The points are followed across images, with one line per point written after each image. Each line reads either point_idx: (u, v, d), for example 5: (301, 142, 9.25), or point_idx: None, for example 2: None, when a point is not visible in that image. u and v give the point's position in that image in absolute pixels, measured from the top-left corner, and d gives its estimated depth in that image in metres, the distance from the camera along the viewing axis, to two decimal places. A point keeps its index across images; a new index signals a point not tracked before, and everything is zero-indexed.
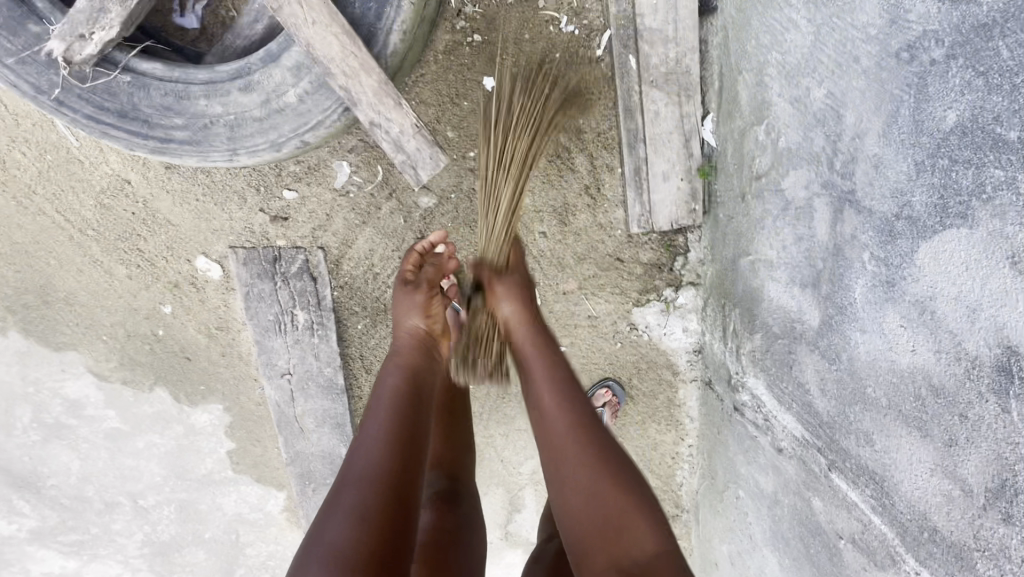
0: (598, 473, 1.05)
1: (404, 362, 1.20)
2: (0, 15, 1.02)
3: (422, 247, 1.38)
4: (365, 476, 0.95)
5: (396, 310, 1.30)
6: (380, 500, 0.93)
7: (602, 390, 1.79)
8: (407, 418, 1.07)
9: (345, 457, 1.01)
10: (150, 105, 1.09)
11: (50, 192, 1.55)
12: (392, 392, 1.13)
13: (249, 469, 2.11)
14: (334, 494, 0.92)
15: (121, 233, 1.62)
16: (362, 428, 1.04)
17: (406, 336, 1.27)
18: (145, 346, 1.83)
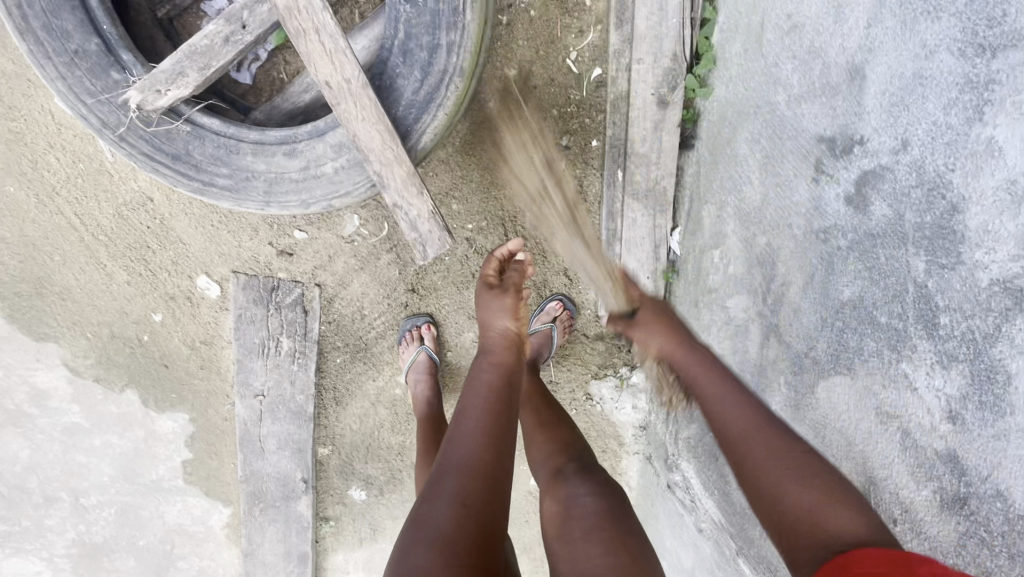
0: (789, 459, 0.92)
1: (497, 361, 1.22)
2: (87, 60, 1.16)
3: (502, 253, 1.41)
4: (465, 464, 0.98)
5: (480, 315, 1.31)
6: (479, 485, 0.95)
7: (554, 305, 1.82)
8: (501, 414, 1.09)
9: (444, 450, 1.03)
10: (202, 153, 1.25)
11: (73, 196, 1.66)
12: (485, 387, 1.14)
13: (200, 481, 2.15)
14: (437, 483, 0.95)
15: (131, 243, 1.72)
16: (458, 425, 1.06)
17: (496, 337, 1.28)
18: (126, 349, 1.90)
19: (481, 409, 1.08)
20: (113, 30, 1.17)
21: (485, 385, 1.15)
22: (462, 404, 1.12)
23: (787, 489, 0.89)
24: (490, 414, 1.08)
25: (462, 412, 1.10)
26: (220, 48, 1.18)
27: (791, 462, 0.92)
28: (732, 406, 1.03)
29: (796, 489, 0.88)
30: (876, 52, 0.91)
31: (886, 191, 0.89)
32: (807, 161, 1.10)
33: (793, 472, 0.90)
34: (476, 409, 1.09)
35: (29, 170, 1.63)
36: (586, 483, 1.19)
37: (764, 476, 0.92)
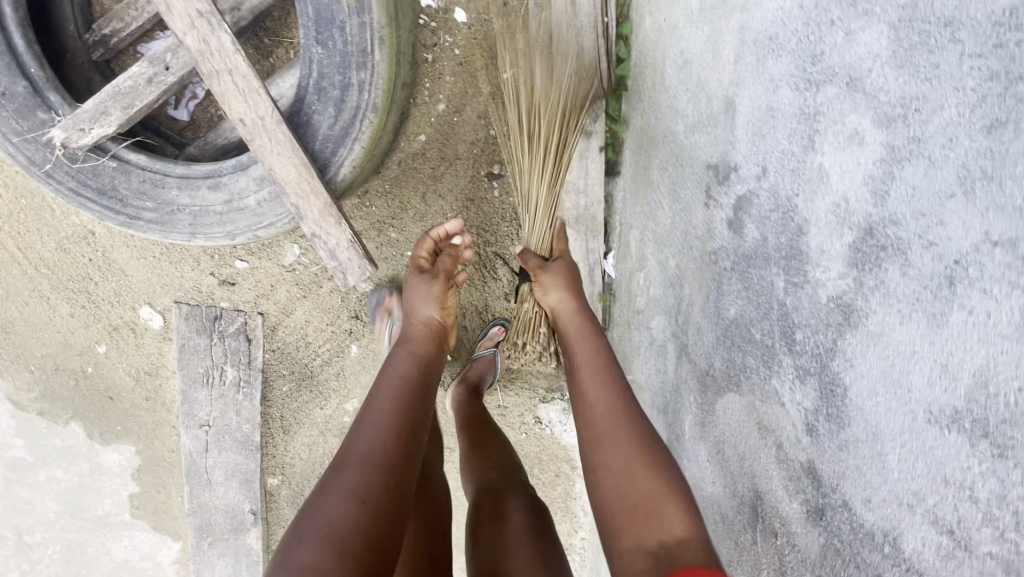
0: (642, 452, 1.02)
1: (416, 351, 1.33)
2: (13, 101, 1.21)
3: (435, 235, 1.54)
4: (366, 458, 1.02)
5: (410, 297, 1.45)
6: (377, 482, 1.00)
7: (496, 329, 1.80)
8: (410, 412, 1.14)
9: (350, 439, 1.06)
10: (127, 188, 1.29)
11: (15, 230, 1.69)
12: (400, 385, 1.19)
13: (148, 515, 2.12)
14: (337, 472, 0.99)
15: (74, 275, 1.75)
16: (367, 418, 1.10)
17: (419, 322, 1.41)
18: (70, 382, 1.90)
19: (393, 405, 1.13)
20: (39, 72, 1.22)
21: (401, 383, 1.20)
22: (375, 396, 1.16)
23: (608, 493, 1.00)
24: (400, 409, 1.13)
25: (374, 405, 1.13)
26: (143, 88, 1.23)
27: (638, 465, 1.00)
28: (606, 403, 1.13)
29: (628, 482, 0.99)
30: (742, 86, 0.97)
31: (755, 214, 0.94)
32: (701, 187, 1.15)
33: (627, 471, 1.01)
34: (387, 405, 1.13)
35: None
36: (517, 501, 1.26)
37: (602, 460, 1.04)
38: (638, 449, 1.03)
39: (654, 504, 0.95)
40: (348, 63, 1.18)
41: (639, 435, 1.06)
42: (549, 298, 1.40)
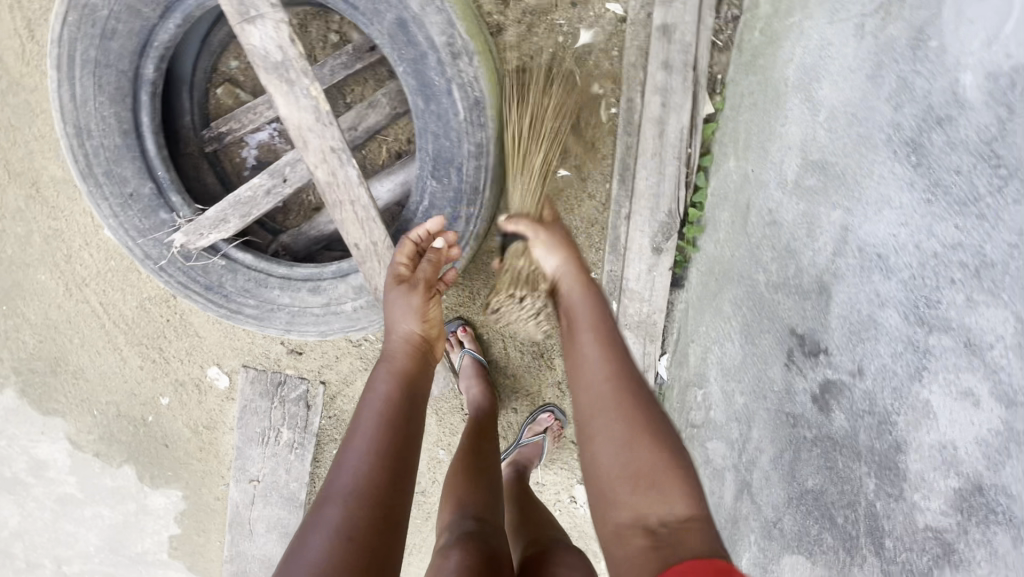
0: (633, 413, 0.94)
1: (394, 371, 1.11)
2: (138, 200, 1.28)
3: (418, 236, 1.22)
4: (351, 491, 0.91)
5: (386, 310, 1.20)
6: (366, 515, 0.89)
7: (544, 415, 1.87)
8: (397, 432, 1.01)
9: (332, 470, 0.96)
10: (233, 285, 1.36)
11: (100, 287, 1.75)
12: (384, 400, 1.05)
13: (185, 556, 2.16)
14: (318, 512, 0.88)
15: (149, 332, 1.81)
16: (349, 444, 0.98)
17: (398, 339, 1.16)
18: (130, 428, 1.96)
19: (379, 427, 1.00)
20: (167, 176, 1.29)
21: (384, 398, 1.05)
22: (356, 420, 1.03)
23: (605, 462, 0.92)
24: (386, 432, 1.00)
25: (360, 426, 1.01)
26: (261, 198, 1.30)
27: (631, 427, 0.93)
28: (598, 369, 1.01)
29: (619, 450, 0.91)
30: (840, 280, 1.05)
31: (846, 405, 1.01)
32: (782, 346, 1.22)
33: (626, 446, 0.91)
34: (372, 427, 1.00)
35: (61, 262, 1.72)
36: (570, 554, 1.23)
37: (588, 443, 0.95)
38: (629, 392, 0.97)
39: (657, 475, 0.89)
40: (459, 197, 1.25)
41: (640, 396, 0.97)
42: (543, 264, 1.17)
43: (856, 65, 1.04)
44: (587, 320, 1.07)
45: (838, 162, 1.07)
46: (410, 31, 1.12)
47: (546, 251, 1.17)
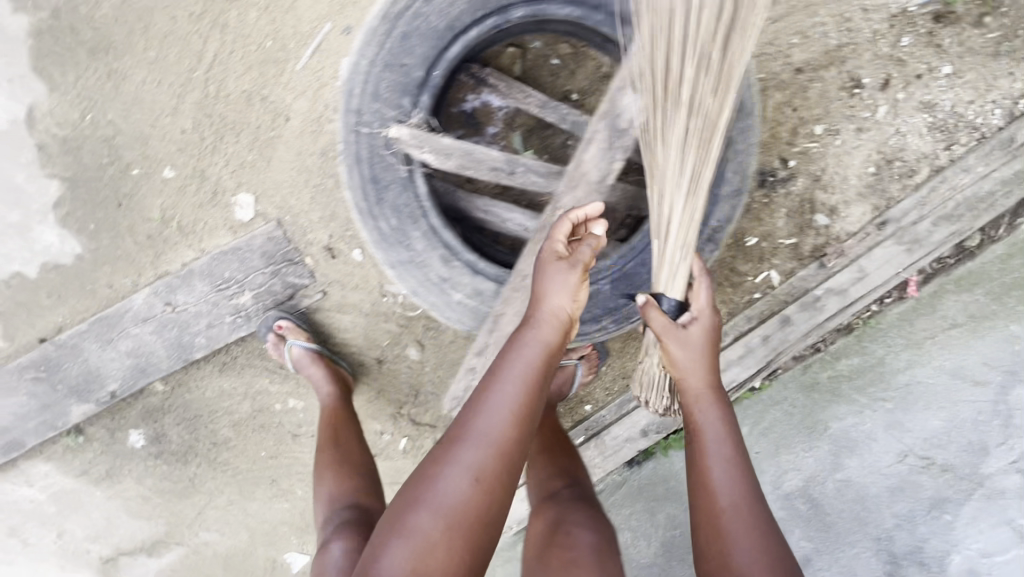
0: (756, 531, 1.06)
1: (540, 340, 1.14)
2: (403, 76, 1.24)
3: (575, 217, 1.21)
4: (492, 441, 1.03)
5: (541, 278, 1.17)
6: (499, 468, 1.02)
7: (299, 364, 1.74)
8: (535, 410, 1.09)
9: (473, 411, 1.06)
10: (393, 197, 1.33)
11: (231, 47, 1.54)
12: (527, 364, 1.11)
13: (11, 302, 1.79)
14: (456, 452, 1.02)
15: (227, 119, 1.61)
16: (494, 392, 1.07)
17: (547, 309, 1.16)
18: (102, 161, 1.65)
19: (517, 396, 1.07)
20: (436, 80, 1.26)
21: (527, 364, 1.11)
22: (499, 376, 1.09)
23: (735, 557, 1.04)
24: (521, 408, 1.06)
25: (503, 381, 1.09)
26: (484, 168, 1.33)
27: (754, 529, 1.06)
28: (721, 471, 1.13)
29: (751, 556, 1.03)
30: None
31: None
32: None
33: (749, 551, 1.04)
34: (510, 388, 1.08)
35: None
36: (581, 509, 1.38)
37: (720, 549, 1.06)
38: (760, 524, 1.07)
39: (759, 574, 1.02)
40: (613, 310, 1.41)
41: (756, 514, 1.08)
42: (679, 354, 1.16)
43: (874, 471, 1.73)
44: (717, 439, 1.16)
45: (832, 513, 1.75)
46: (703, 197, 1.31)
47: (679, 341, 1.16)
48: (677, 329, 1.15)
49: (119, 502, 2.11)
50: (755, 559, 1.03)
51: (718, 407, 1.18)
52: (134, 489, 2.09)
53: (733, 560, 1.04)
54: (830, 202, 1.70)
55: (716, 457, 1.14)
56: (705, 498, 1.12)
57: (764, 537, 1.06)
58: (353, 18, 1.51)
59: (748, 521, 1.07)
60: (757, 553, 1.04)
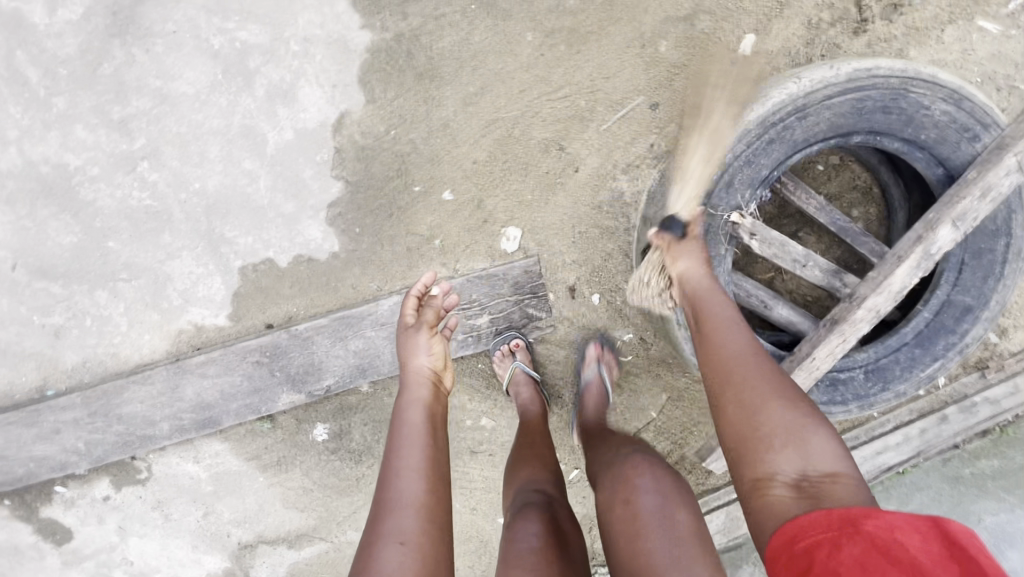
0: (773, 394, 1.09)
1: (422, 400, 1.36)
2: (755, 173, 1.42)
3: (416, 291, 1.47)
4: (408, 501, 1.15)
5: (402, 349, 1.44)
6: (427, 524, 1.12)
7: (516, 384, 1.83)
8: (436, 469, 1.23)
9: (386, 486, 1.18)
10: (708, 269, 1.49)
11: (546, 99, 1.68)
12: (410, 425, 1.30)
13: (253, 285, 1.82)
14: (374, 535, 1.09)
15: (520, 159, 1.73)
16: (387, 479, 1.19)
17: (411, 369, 1.41)
18: (389, 173, 1.74)
19: (426, 445, 1.26)
20: (771, 178, 1.44)
21: (410, 424, 1.30)
22: (397, 452, 1.24)
23: (762, 421, 1.06)
24: (421, 469, 1.20)
25: (394, 478, 1.18)
26: (786, 256, 1.52)
27: (772, 392, 1.09)
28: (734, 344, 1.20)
29: (781, 420, 1.05)
30: None
31: None
32: None
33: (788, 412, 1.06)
34: (412, 478, 1.18)
35: (555, 54, 1.66)
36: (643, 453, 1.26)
37: (744, 413, 1.08)
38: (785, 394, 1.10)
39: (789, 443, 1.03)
40: (861, 398, 1.59)
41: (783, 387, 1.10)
42: (417, 355, 1.42)
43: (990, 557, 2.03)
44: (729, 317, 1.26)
45: None
46: (964, 318, 1.53)
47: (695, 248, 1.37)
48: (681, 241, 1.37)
49: (277, 491, 2.11)
50: (783, 419, 1.05)
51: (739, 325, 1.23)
52: (298, 481, 2.09)
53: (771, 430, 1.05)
54: (1003, 325, 1.97)
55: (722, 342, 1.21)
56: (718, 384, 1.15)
57: (783, 390, 1.10)
58: (664, 98, 1.69)
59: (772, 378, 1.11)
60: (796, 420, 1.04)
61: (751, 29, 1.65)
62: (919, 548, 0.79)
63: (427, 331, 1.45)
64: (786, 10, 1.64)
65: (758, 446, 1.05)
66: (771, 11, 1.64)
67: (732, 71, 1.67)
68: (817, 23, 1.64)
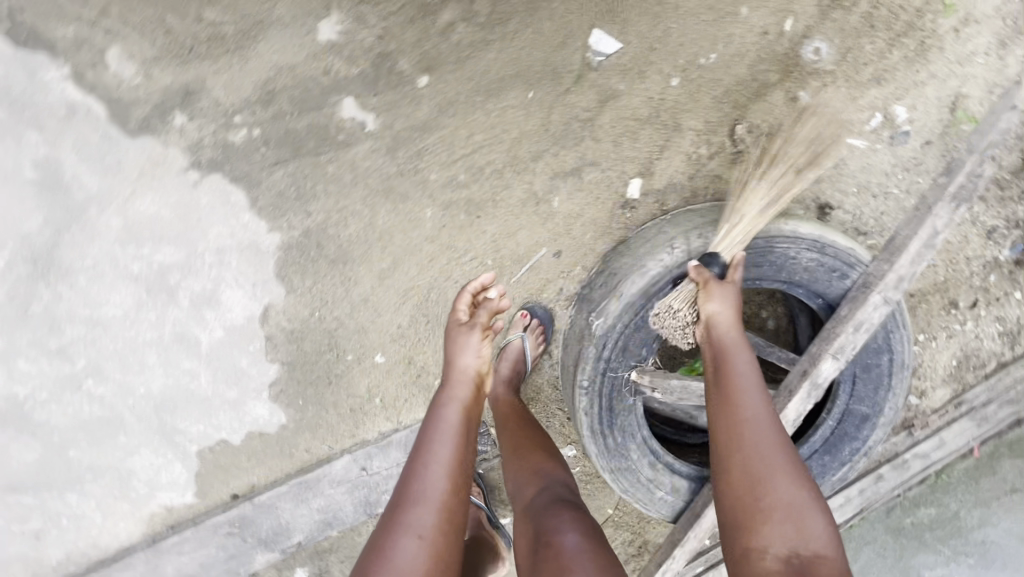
0: (793, 468, 1.17)
1: (462, 407, 1.39)
2: (647, 334, 1.53)
3: (474, 287, 1.52)
4: (428, 497, 1.23)
5: (451, 346, 1.47)
6: (449, 523, 1.22)
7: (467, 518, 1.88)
8: (463, 463, 1.30)
9: (412, 478, 1.26)
10: (620, 421, 1.61)
11: (457, 263, 1.78)
12: (446, 425, 1.34)
13: (213, 464, 1.93)
14: (397, 525, 1.18)
15: (442, 318, 1.84)
16: (424, 465, 1.27)
17: (460, 371, 1.44)
18: (321, 349, 1.84)
19: (458, 440, 1.33)
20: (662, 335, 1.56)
21: (448, 425, 1.34)
22: (430, 445, 1.31)
23: (778, 491, 1.15)
24: (450, 464, 1.27)
25: (423, 471, 1.26)
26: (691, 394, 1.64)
27: (785, 472, 1.16)
28: (757, 417, 1.24)
29: (791, 488, 1.14)
30: None
31: None
32: None
33: (795, 492, 1.14)
34: (439, 473, 1.26)
35: (456, 222, 1.75)
36: (565, 509, 1.28)
37: (762, 480, 1.16)
38: (790, 465, 1.18)
39: (791, 511, 1.12)
40: None
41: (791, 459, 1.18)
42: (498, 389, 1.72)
43: None
44: (758, 411, 1.24)
45: None
46: (864, 425, 1.66)
47: (724, 295, 1.35)
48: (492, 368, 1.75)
49: None
50: (797, 496, 1.13)
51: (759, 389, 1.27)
52: None
53: (773, 494, 1.15)
54: (923, 387, 2.09)
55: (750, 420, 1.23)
56: (748, 445, 1.21)
57: (799, 469, 1.17)
58: (566, 245, 1.78)
59: (784, 468, 1.17)
60: (799, 487, 1.14)
61: (636, 173, 1.74)
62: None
63: (483, 336, 1.48)
64: (666, 151, 1.72)
65: (756, 518, 1.14)
66: (652, 154, 1.72)
67: (624, 213, 1.76)
68: (697, 158, 1.73)
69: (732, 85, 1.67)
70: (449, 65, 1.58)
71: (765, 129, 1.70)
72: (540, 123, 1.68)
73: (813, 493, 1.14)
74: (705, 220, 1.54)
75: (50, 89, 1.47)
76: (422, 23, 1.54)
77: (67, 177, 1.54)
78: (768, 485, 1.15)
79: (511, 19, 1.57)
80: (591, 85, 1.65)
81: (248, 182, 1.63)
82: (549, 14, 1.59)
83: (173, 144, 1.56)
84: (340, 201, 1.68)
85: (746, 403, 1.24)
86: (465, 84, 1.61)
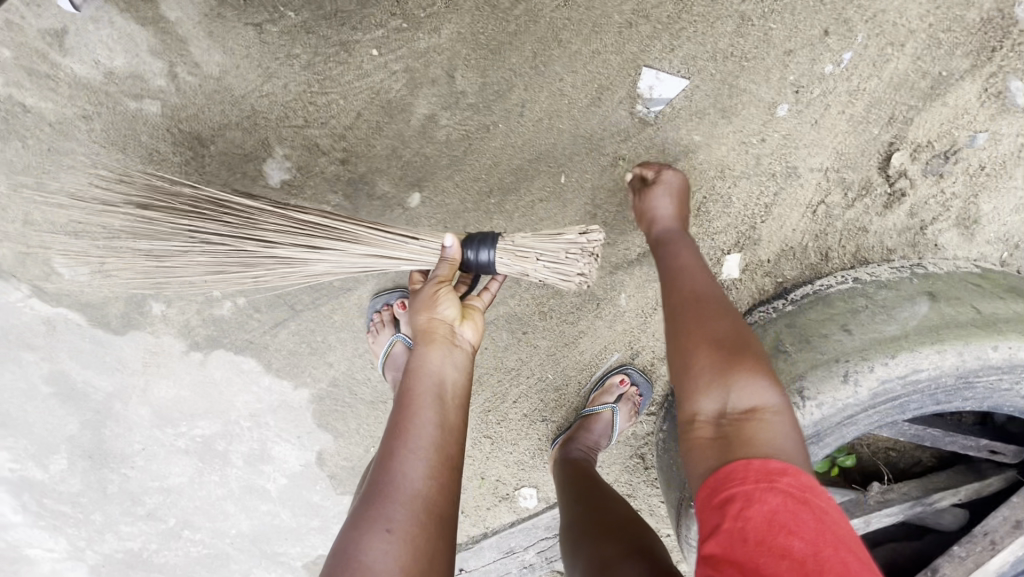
0: (709, 316, 0.87)
1: (438, 382, 0.92)
2: None
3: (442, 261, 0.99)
4: (408, 491, 0.82)
5: (414, 316, 0.97)
6: (436, 511, 0.83)
7: None
8: (450, 446, 0.89)
9: (383, 464, 0.85)
10: None
11: (513, 383, 1.45)
12: (430, 380, 0.91)
13: None
14: (360, 519, 0.80)
15: (511, 440, 1.53)
16: (398, 435, 0.88)
17: (439, 362, 0.93)
18: None
19: (443, 415, 0.90)
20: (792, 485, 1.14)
21: (432, 384, 0.91)
22: (401, 420, 0.89)
23: (697, 347, 0.84)
24: (432, 449, 0.86)
25: (397, 438, 0.87)
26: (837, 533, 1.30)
27: (711, 310, 0.87)
28: (691, 271, 0.93)
29: (710, 329, 0.85)
30: None
31: None
32: None
33: (715, 346, 0.83)
34: (415, 466, 0.84)
35: (500, 341, 1.40)
36: (618, 540, 0.98)
37: (672, 339, 0.87)
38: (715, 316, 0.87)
39: (725, 357, 0.81)
40: None
41: (709, 302, 0.89)
42: (570, 450, 1.33)
43: None
44: (690, 258, 0.96)
45: None
46: None
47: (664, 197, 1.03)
48: (569, 436, 1.38)
49: None
50: (717, 347, 0.83)
51: (707, 269, 0.93)
52: None
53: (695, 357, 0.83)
54: None
55: (684, 253, 0.97)
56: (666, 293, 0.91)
57: (724, 323, 0.86)
58: (646, 343, 1.39)
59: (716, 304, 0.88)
60: (715, 329, 0.85)
61: (731, 246, 1.17)
62: (809, 548, 0.63)
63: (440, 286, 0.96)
64: (775, 209, 1.15)
65: (683, 388, 0.84)
66: (755, 216, 1.15)
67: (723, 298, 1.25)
68: (827, 209, 1.14)
69: (883, 94, 1.07)
70: (443, 170, 1.12)
71: (938, 149, 1.08)
72: (583, 209, 1.15)
73: (741, 345, 0.83)
74: (852, 337, 1.02)
75: (21, 310, 1.32)
76: (391, 125, 1.09)
77: (80, 383, 1.43)
78: (676, 346, 0.86)
79: (512, 87, 1.07)
80: (648, 147, 1.10)
81: (255, 349, 1.41)
82: (568, 65, 1.06)
83: (163, 333, 1.37)
84: (358, 346, 1.42)
85: (681, 257, 0.95)
86: (471, 188, 1.13)
